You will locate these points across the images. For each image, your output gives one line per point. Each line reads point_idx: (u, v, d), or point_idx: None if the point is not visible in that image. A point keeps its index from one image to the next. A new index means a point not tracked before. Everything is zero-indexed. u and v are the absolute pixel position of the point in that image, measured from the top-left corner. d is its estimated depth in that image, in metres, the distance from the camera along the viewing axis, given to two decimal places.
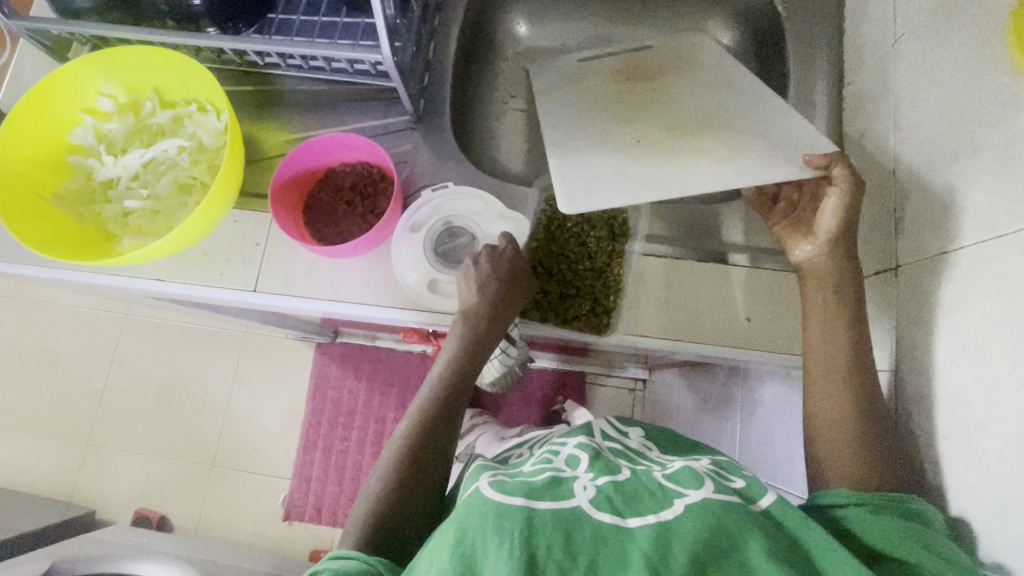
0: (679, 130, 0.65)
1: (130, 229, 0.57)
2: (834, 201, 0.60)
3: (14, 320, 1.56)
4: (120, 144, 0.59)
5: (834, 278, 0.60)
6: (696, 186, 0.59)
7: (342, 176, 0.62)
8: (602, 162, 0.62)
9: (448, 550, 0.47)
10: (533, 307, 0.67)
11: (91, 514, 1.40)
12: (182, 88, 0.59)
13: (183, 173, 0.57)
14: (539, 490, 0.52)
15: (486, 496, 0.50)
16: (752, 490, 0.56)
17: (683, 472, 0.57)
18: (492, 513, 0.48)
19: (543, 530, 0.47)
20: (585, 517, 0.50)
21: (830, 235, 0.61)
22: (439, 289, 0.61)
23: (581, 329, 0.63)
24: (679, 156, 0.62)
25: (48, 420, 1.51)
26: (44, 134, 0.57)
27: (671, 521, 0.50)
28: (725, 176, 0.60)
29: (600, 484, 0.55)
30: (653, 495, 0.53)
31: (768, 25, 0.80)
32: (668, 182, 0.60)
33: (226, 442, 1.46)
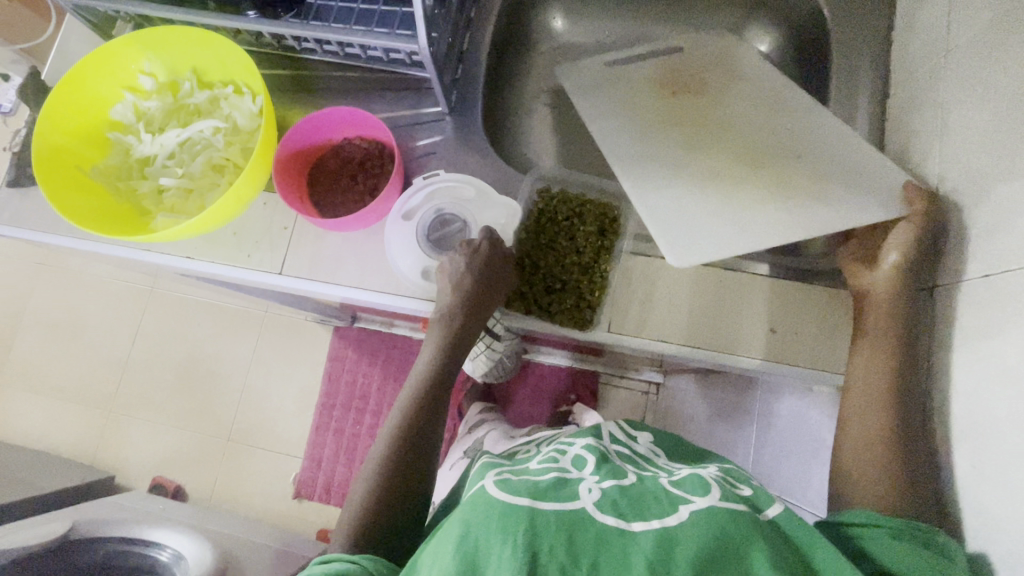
0: (750, 160, 0.65)
1: (164, 206, 0.58)
2: (901, 235, 0.58)
3: (46, 287, 1.61)
4: (157, 122, 0.60)
5: (892, 305, 0.58)
6: (779, 233, 0.60)
7: (347, 158, 0.62)
8: (681, 194, 0.63)
9: (451, 548, 0.47)
10: (517, 297, 0.64)
11: (111, 479, 1.45)
12: (220, 69, 0.60)
13: (217, 154, 0.57)
14: (543, 491, 0.53)
15: (490, 496, 0.51)
16: (761, 499, 0.55)
17: (690, 479, 0.57)
18: (495, 513, 0.48)
19: (546, 531, 0.47)
20: (589, 519, 0.50)
21: (895, 267, 0.58)
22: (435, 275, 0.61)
23: (563, 322, 0.62)
24: (756, 194, 0.63)
25: (74, 385, 1.56)
26: (86, 109, 0.58)
27: (674, 527, 0.49)
28: (799, 218, 0.61)
29: (605, 487, 0.55)
30: (658, 501, 0.53)
31: (813, 30, 0.78)
32: (751, 224, 0.61)
33: (242, 418, 1.50)
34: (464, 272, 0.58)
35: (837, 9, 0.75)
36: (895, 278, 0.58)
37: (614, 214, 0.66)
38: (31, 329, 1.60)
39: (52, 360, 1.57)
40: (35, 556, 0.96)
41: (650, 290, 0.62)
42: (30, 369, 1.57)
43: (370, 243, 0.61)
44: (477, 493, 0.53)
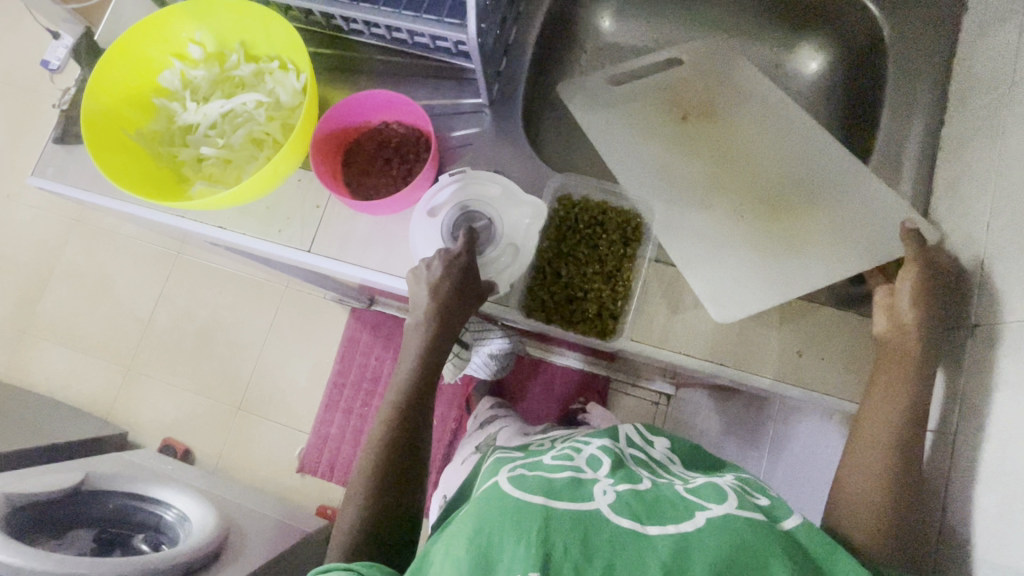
0: (775, 198, 0.61)
1: (203, 174, 0.58)
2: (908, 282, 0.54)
3: (78, 243, 1.66)
4: (203, 92, 0.60)
5: (905, 363, 0.53)
6: (808, 280, 0.57)
7: (383, 142, 0.62)
8: (699, 227, 0.60)
9: (466, 541, 0.48)
10: (538, 308, 0.60)
11: (123, 435, 1.49)
12: (268, 44, 0.60)
13: (258, 127, 0.58)
14: (559, 489, 0.53)
15: (506, 492, 0.51)
16: (779, 510, 0.54)
17: (706, 487, 0.56)
18: (510, 510, 0.49)
19: (560, 529, 0.47)
20: (604, 520, 0.49)
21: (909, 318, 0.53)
22: None
23: (585, 333, 0.59)
24: (794, 230, 0.59)
25: (95, 340, 1.59)
26: (136, 74, 0.59)
27: (690, 533, 0.49)
28: (837, 259, 0.58)
29: (620, 490, 0.54)
30: (675, 506, 0.52)
31: (863, 47, 0.72)
32: (794, 263, 0.58)
33: (254, 389, 1.52)
34: (439, 279, 0.56)
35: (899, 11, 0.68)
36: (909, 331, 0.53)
37: (638, 223, 0.61)
38: (59, 282, 1.64)
39: (77, 314, 1.61)
40: (47, 503, 0.99)
41: (677, 299, 0.58)
42: (55, 321, 1.62)
43: (400, 228, 0.61)
44: (492, 489, 0.53)
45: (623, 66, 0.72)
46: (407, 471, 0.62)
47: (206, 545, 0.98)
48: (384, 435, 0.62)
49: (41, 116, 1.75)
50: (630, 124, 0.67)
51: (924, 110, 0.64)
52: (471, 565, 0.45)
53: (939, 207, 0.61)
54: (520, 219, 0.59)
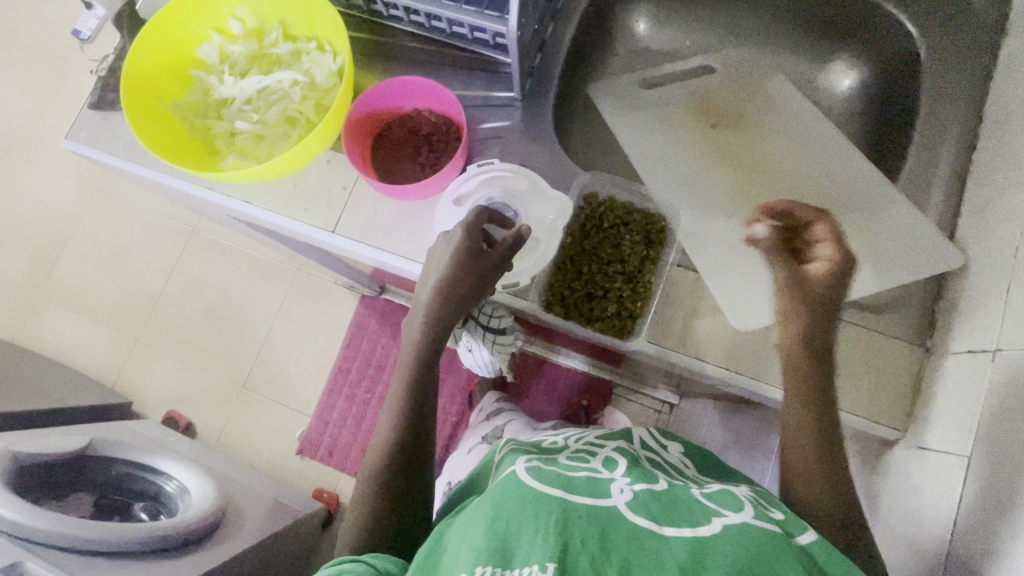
0: None
1: (235, 148, 0.58)
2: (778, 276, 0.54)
3: (97, 212, 1.67)
4: (240, 68, 0.61)
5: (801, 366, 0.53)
6: (829, 296, 0.57)
7: (413, 130, 0.62)
8: (728, 235, 0.60)
9: (483, 528, 0.48)
10: (557, 301, 0.60)
11: (128, 405, 1.50)
12: (307, 25, 0.61)
13: (292, 106, 0.58)
14: (576, 485, 0.53)
15: (523, 483, 0.52)
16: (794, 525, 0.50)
17: (723, 494, 0.55)
18: (529, 500, 0.49)
19: (578, 524, 0.48)
20: (620, 518, 0.49)
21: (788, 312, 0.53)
22: None
23: (604, 332, 0.59)
24: None
25: (106, 309, 1.61)
26: (176, 46, 0.59)
27: (707, 537, 0.48)
28: (859, 279, 0.57)
29: (637, 489, 0.54)
30: (691, 509, 0.52)
31: (898, 66, 0.72)
32: None
33: (259, 368, 1.53)
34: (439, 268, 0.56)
35: (939, 32, 0.67)
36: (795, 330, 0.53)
37: (663, 226, 0.61)
38: (75, 249, 1.66)
39: (90, 282, 1.63)
40: (49, 465, 0.99)
41: (695, 305, 0.58)
42: (68, 288, 1.63)
43: (423, 215, 0.62)
44: (510, 477, 0.54)
45: (657, 70, 0.72)
46: (415, 457, 0.62)
47: (201, 522, 0.97)
48: (394, 419, 0.62)
49: (70, 84, 1.76)
50: (660, 129, 0.67)
51: (958, 131, 0.63)
52: (488, 551, 0.46)
53: (966, 229, 0.60)
54: (546, 214, 0.59)
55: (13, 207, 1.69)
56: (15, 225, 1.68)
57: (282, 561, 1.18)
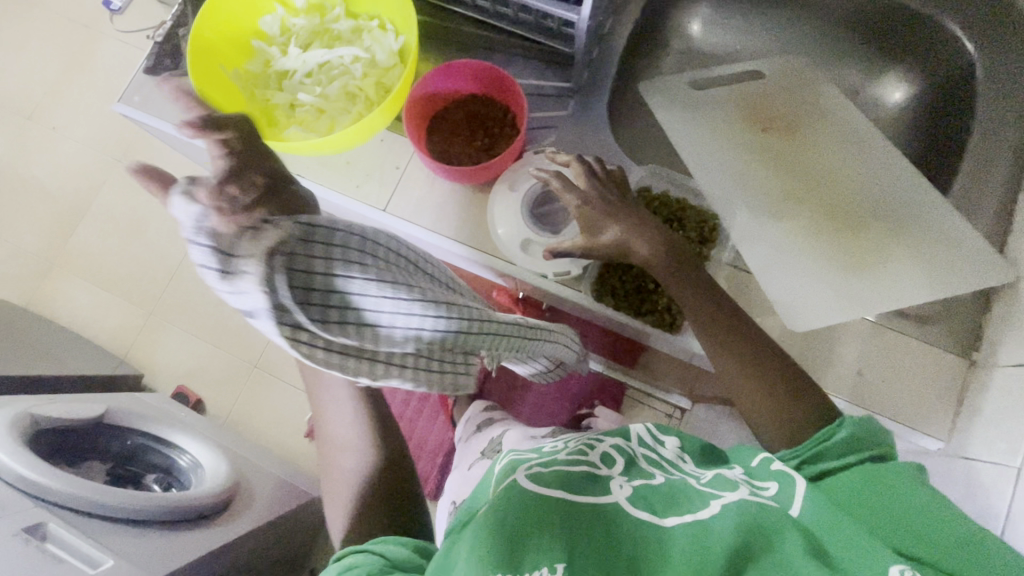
0: (852, 217, 0.61)
1: (295, 121, 0.58)
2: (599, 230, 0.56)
3: (118, 182, 1.67)
4: (301, 41, 0.61)
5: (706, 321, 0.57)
6: (885, 302, 0.57)
7: (469, 114, 0.62)
8: (782, 237, 0.60)
9: (489, 531, 0.47)
10: (608, 293, 0.61)
11: (139, 378, 1.50)
12: (370, 3, 0.61)
13: (353, 82, 0.58)
14: (578, 486, 0.53)
15: (525, 489, 0.52)
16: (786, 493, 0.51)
17: (719, 476, 0.55)
18: (533, 506, 0.50)
19: (583, 528, 0.48)
20: (625, 517, 0.50)
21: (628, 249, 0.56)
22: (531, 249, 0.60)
23: (653, 324, 0.62)
24: (870, 256, 0.59)
25: (121, 280, 1.61)
26: (239, 15, 0.59)
27: (707, 520, 0.48)
28: (917, 290, 0.57)
29: (636, 485, 0.54)
30: (690, 495, 0.52)
31: (951, 83, 0.73)
32: (873, 288, 0.57)
33: (273, 348, 1.53)
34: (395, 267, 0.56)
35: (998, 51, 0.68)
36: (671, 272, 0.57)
37: (714, 224, 0.61)
38: (94, 219, 1.65)
39: (107, 252, 1.63)
40: (67, 430, 0.99)
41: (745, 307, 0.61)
42: (83, 257, 1.63)
43: (475, 200, 0.62)
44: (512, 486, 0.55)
45: (708, 71, 0.73)
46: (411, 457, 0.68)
47: (219, 495, 0.98)
48: None
49: (100, 53, 1.76)
50: (713, 128, 0.67)
51: (1010, 150, 0.64)
52: (495, 556, 0.45)
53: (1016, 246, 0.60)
54: None
55: (35, 172, 1.69)
56: (35, 190, 1.68)
57: (288, 541, 1.18)
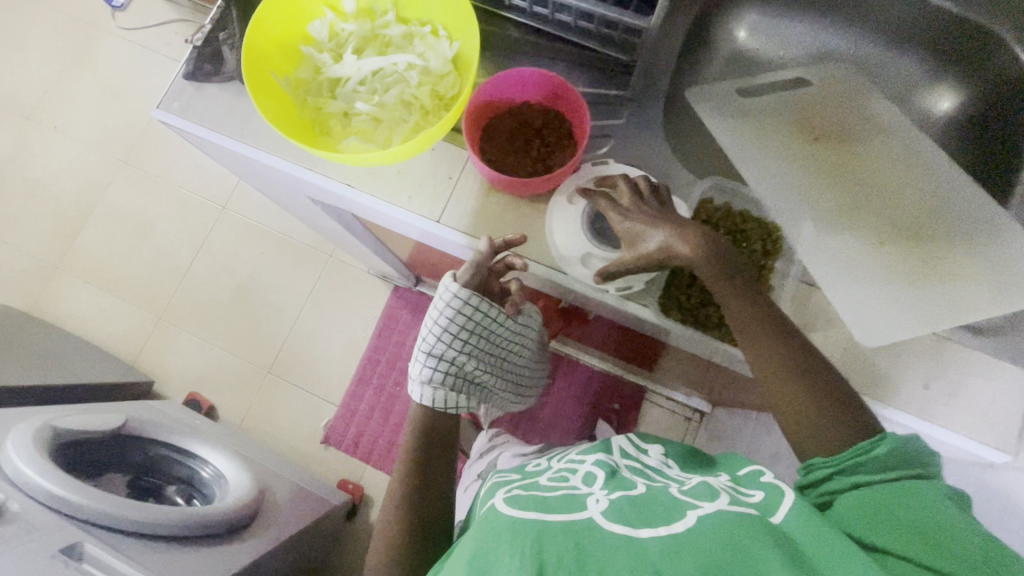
0: (914, 228, 0.60)
1: (350, 130, 0.57)
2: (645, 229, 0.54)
3: (124, 183, 1.64)
4: (351, 47, 0.59)
5: (760, 331, 0.55)
6: (959, 316, 0.55)
7: (524, 123, 0.60)
8: (846, 247, 0.59)
9: (463, 565, 0.47)
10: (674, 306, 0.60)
11: (149, 384, 1.47)
12: (422, 8, 0.60)
13: (409, 90, 0.57)
14: (555, 506, 0.54)
15: (503, 514, 0.53)
16: (770, 505, 0.51)
17: (701, 488, 0.56)
18: (506, 530, 0.49)
19: (554, 540, 0.47)
20: (598, 528, 0.49)
21: (680, 251, 0.54)
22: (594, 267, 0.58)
23: (722, 338, 0.60)
24: (937, 268, 0.58)
25: (129, 284, 1.57)
26: (290, 19, 0.57)
27: (682, 532, 0.48)
28: (987, 301, 0.56)
29: (614, 499, 0.55)
30: (667, 508, 0.52)
31: (999, 91, 0.72)
32: (942, 300, 0.56)
33: (286, 353, 1.51)
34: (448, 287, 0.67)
35: None
36: (721, 274, 0.54)
37: (778, 235, 0.60)
38: (99, 221, 1.62)
39: (113, 254, 1.59)
40: (87, 443, 0.96)
41: (807, 319, 0.59)
42: (89, 260, 1.59)
43: (529, 214, 0.61)
44: (491, 514, 0.54)
45: (753, 79, 0.71)
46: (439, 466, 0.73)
47: (247, 510, 0.96)
48: None
49: (103, 50, 1.72)
50: (767, 137, 0.66)
51: None
52: None
53: None
54: None
55: (36, 172, 1.65)
56: (36, 191, 1.64)
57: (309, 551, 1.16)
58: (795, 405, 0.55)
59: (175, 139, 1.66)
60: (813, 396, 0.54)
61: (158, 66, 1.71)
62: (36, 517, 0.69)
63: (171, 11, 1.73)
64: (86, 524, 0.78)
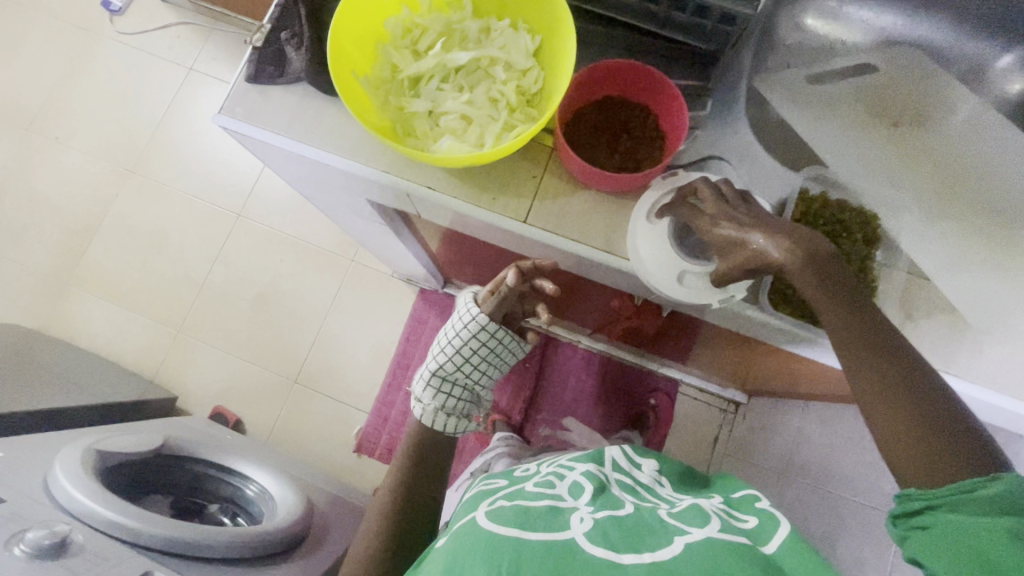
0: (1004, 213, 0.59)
1: (438, 130, 0.54)
2: (734, 235, 0.51)
3: (133, 193, 1.58)
4: (430, 42, 0.57)
5: (853, 341, 0.50)
6: None
7: (612, 118, 0.58)
8: (935, 237, 0.59)
9: None
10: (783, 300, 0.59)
11: (172, 400, 1.43)
12: (502, 2, 0.58)
13: (497, 86, 0.55)
14: (536, 519, 0.57)
15: (484, 528, 0.56)
16: (760, 536, 0.59)
17: (690, 512, 0.61)
18: (484, 550, 0.52)
19: (533, 558, 0.51)
20: (579, 549, 0.53)
21: (775, 255, 0.50)
22: (685, 280, 0.55)
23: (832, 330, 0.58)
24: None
25: (144, 297, 1.52)
26: (367, 15, 0.55)
27: (666, 561, 0.52)
28: None
29: (598, 517, 0.58)
30: (655, 533, 0.57)
31: None
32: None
33: (313, 362, 1.47)
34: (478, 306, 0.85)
35: None
36: (816, 275, 0.49)
37: (876, 224, 0.60)
38: (109, 233, 1.56)
39: (125, 267, 1.54)
40: (132, 463, 0.92)
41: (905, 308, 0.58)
42: (100, 275, 1.54)
43: (617, 212, 0.59)
44: (470, 531, 0.57)
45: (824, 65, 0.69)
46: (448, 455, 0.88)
47: (296, 525, 0.93)
48: None
49: (103, 56, 1.66)
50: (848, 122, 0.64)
51: None
52: None
53: None
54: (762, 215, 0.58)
55: (39, 184, 1.59)
56: (40, 204, 1.58)
57: None
58: (893, 430, 0.49)
59: (184, 146, 1.61)
60: (912, 422, 0.48)
61: (163, 71, 1.65)
62: (99, 549, 0.66)
63: (175, 13, 1.67)
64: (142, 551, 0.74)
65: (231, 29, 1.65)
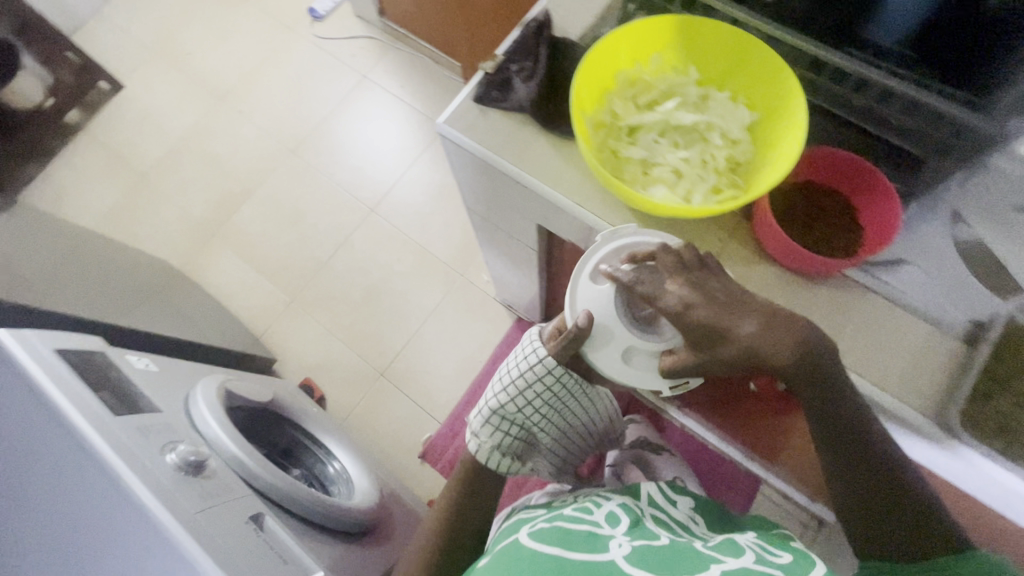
0: None
1: (649, 178, 0.57)
2: (703, 313, 0.54)
3: (288, 172, 1.76)
4: (651, 98, 0.61)
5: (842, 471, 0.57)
6: None
7: (815, 203, 0.60)
8: None
9: None
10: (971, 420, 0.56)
11: (271, 363, 1.53)
12: (725, 77, 0.62)
13: (711, 151, 0.58)
14: (576, 543, 0.59)
15: (528, 547, 0.58)
16: (801, 567, 0.57)
17: (727, 547, 0.61)
18: (527, 565, 0.55)
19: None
20: (617, 570, 0.54)
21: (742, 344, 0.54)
22: (632, 360, 0.60)
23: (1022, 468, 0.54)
24: None
25: (272, 264, 1.67)
26: (603, 64, 0.60)
27: None
28: None
29: (635, 544, 0.60)
30: (691, 560, 0.57)
31: None
32: None
33: (402, 361, 1.53)
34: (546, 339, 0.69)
35: None
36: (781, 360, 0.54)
37: None
38: (259, 201, 1.74)
39: (264, 235, 1.70)
40: (245, 410, 0.99)
41: None
42: (242, 236, 1.70)
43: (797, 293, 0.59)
44: (513, 549, 0.59)
45: None
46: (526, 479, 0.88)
47: (373, 513, 0.96)
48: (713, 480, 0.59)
49: (296, 52, 1.89)
50: None
51: None
52: None
53: None
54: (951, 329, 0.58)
55: (215, 148, 1.81)
56: (211, 165, 1.79)
57: None
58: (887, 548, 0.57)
59: (341, 141, 1.78)
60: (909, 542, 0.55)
61: (341, 74, 1.86)
62: (228, 484, 0.71)
63: (365, 28, 1.89)
64: (254, 493, 0.79)
65: (409, 50, 1.85)
